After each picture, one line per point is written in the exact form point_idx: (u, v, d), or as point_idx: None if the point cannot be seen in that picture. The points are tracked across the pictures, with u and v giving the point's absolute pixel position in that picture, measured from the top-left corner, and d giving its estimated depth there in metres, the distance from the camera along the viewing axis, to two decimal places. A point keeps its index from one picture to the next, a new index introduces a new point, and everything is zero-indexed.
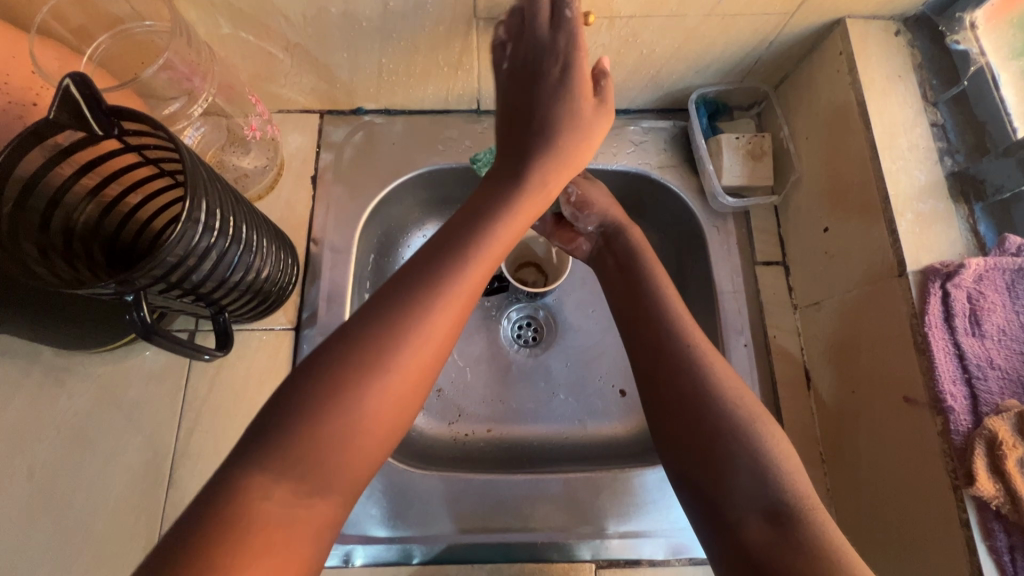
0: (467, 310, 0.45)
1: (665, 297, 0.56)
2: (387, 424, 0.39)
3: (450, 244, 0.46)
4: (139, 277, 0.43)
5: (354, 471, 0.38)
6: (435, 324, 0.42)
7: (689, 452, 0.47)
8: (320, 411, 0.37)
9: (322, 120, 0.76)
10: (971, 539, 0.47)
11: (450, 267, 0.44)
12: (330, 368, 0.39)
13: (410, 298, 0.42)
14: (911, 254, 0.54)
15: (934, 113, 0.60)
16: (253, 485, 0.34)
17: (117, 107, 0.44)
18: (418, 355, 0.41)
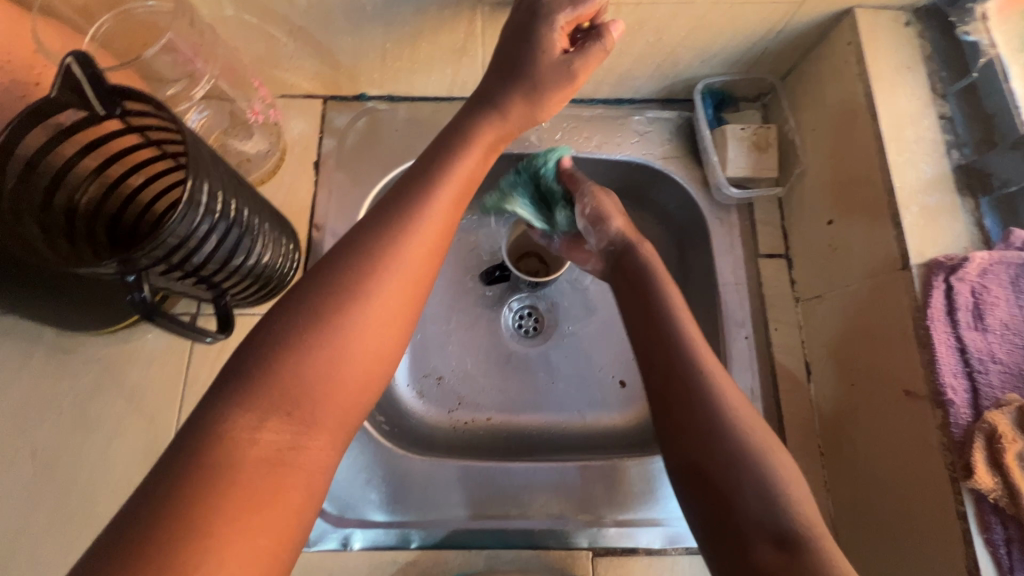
0: (436, 249, 0.47)
1: (675, 305, 0.57)
2: (376, 351, 0.42)
3: (413, 189, 0.48)
4: (141, 257, 0.43)
5: (344, 403, 0.40)
6: (414, 253, 0.45)
7: (693, 455, 0.47)
8: (308, 343, 0.39)
9: (325, 106, 0.76)
10: (967, 532, 0.47)
11: (418, 202, 0.47)
12: (316, 301, 0.41)
13: (377, 239, 0.44)
14: (916, 248, 0.54)
15: (942, 106, 0.59)
16: (244, 439, 0.36)
17: (119, 86, 0.44)
18: (388, 289, 0.43)
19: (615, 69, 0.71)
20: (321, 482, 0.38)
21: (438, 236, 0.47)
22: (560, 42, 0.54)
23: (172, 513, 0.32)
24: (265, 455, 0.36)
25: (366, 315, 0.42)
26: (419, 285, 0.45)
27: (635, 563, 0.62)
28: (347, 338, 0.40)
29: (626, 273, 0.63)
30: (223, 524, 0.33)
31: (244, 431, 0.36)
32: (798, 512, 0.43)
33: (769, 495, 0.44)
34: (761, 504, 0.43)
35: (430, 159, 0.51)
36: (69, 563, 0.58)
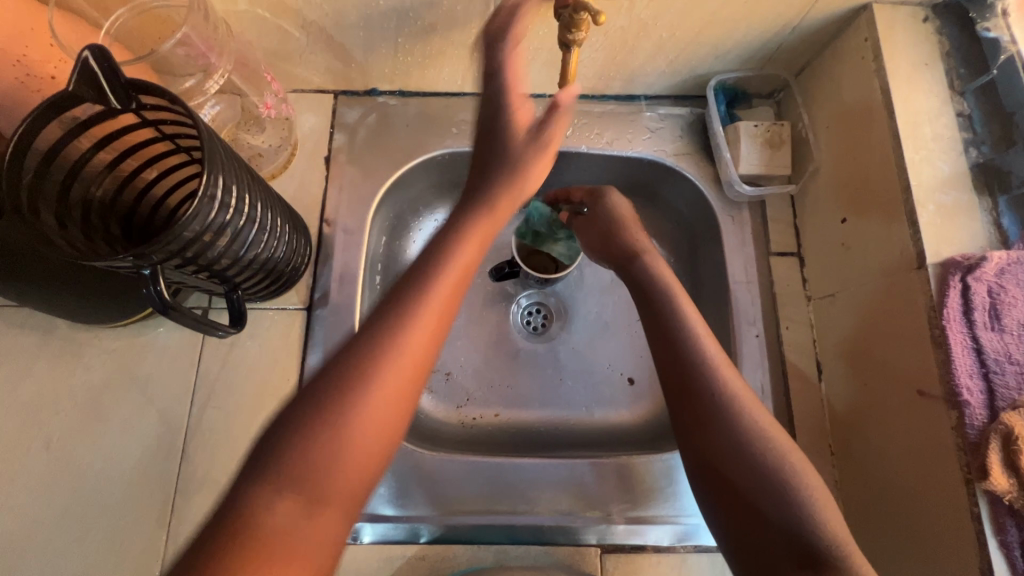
0: (445, 333, 0.43)
1: (678, 312, 0.56)
2: (382, 434, 0.39)
3: (422, 266, 0.45)
4: (155, 252, 0.43)
5: (351, 480, 0.38)
6: (422, 327, 0.42)
7: (715, 468, 0.48)
8: (312, 422, 0.38)
9: (336, 101, 0.76)
10: (982, 534, 0.47)
11: (428, 282, 0.43)
12: (324, 378, 0.40)
13: (385, 325, 0.41)
14: (932, 247, 0.53)
15: (961, 103, 0.58)
16: (255, 517, 0.35)
17: (135, 81, 0.44)
18: (392, 380, 0.40)
19: (628, 65, 0.71)
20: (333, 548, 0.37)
21: (443, 307, 0.43)
22: (522, 118, 0.50)
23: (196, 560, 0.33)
24: (274, 527, 0.35)
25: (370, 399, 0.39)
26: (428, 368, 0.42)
27: (644, 560, 0.62)
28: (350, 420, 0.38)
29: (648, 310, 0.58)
30: None
31: (257, 501, 0.35)
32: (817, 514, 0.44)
33: (786, 499, 0.44)
34: (777, 507, 0.44)
35: (440, 234, 0.47)
36: (83, 552, 0.59)
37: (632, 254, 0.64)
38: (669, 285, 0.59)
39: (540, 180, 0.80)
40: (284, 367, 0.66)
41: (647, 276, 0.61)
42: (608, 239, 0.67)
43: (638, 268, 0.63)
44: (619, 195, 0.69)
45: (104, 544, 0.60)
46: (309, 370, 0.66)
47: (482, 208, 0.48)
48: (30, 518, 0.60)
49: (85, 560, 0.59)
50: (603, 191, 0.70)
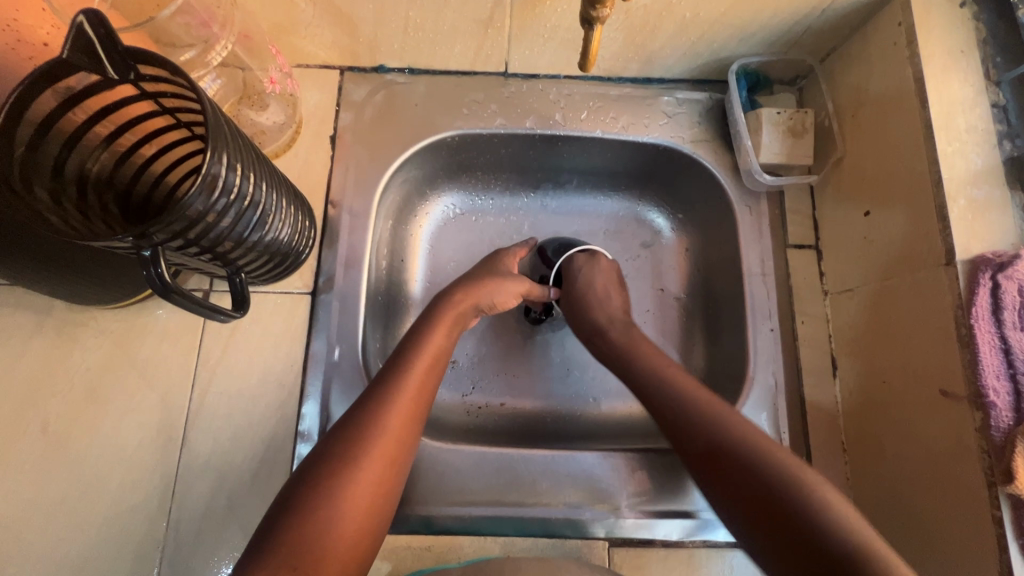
0: (419, 415, 0.52)
1: (664, 380, 0.58)
2: (368, 513, 0.46)
3: (398, 361, 0.55)
4: (156, 232, 0.41)
5: (343, 556, 0.44)
6: (397, 412, 0.50)
7: (750, 511, 0.47)
8: (310, 508, 0.44)
9: (342, 77, 0.73)
10: (1003, 537, 0.46)
11: (401, 370, 0.54)
12: (315, 469, 0.47)
13: (367, 411, 0.50)
14: (962, 243, 0.52)
15: (996, 94, 0.56)
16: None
17: (133, 48, 0.41)
18: (374, 461, 0.48)
19: (647, 47, 0.68)
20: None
21: (416, 401, 0.52)
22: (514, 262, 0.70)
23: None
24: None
25: (357, 480, 0.46)
26: (404, 446, 0.50)
27: (652, 555, 0.62)
28: (341, 509, 0.45)
29: (646, 395, 0.59)
30: None
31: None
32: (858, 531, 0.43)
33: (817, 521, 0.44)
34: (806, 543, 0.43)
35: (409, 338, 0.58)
36: (82, 537, 0.58)
37: (599, 335, 0.66)
38: (659, 364, 0.60)
39: (552, 165, 0.78)
40: (287, 353, 0.65)
41: (627, 353, 0.63)
42: (574, 312, 0.69)
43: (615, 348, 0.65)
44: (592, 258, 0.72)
45: (103, 530, 0.59)
46: (314, 356, 0.64)
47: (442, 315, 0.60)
48: (25, 502, 0.58)
49: (84, 546, 0.58)
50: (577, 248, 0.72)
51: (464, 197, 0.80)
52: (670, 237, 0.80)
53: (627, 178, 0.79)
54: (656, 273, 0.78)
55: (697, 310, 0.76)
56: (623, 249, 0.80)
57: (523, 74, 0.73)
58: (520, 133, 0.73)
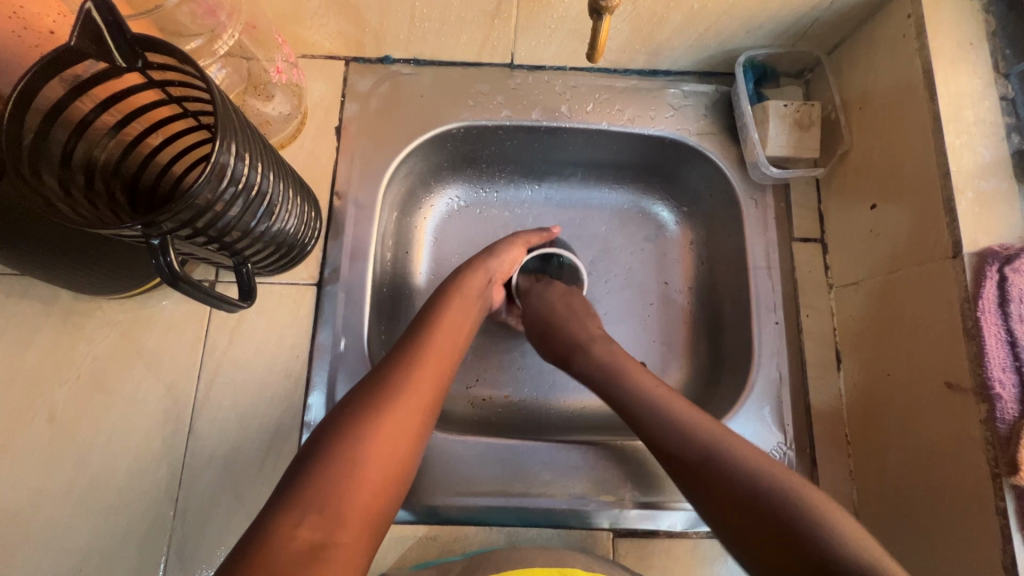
0: (445, 375, 0.52)
1: (647, 401, 0.56)
2: (394, 468, 0.45)
3: (419, 326, 0.56)
4: (165, 220, 0.41)
5: (367, 504, 0.42)
6: (424, 368, 0.51)
7: (732, 518, 0.46)
8: (336, 452, 0.43)
9: (347, 68, 0.73)
10: (1006, 528, 0.46)
11: (424, 335, 0.54)
12: (340, 421, 0.45)
13: (394, 365, 0.50)
14: (969, 235, 0.52)
15: (1005, 86, 0.56)
16: (280, 536, 0.38)
17: (141, 36, 0.42)
18: (403, 410, 0.47)
19: (654, 38, 0.68)
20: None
21: (440, 364, 0.52)
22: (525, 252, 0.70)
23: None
24: (299, 553, 0.38)
25: (387, 425, 0.45)
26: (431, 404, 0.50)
27: (655, 545, 0.62)
28: (367, 456, 0.44)
29: (630, 420, 0.56)
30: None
31: (286, 526, 0.39)
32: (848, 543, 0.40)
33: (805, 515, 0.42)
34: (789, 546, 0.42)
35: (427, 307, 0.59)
36: (89, 525, 0.58)
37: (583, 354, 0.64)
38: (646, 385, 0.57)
39: (556, 157, 0.77)
40: (293, 343, 0.65)
41: (610, 373, 0.60)
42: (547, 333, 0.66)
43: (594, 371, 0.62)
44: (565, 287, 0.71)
45: (110, 518, 0.59)
46: (320, 347, 0.65)
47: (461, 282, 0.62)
48: (33, 490, 0.59)
49: (91, 533, 0.58)
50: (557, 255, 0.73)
51: (469, 189, 0.80)
52: (675, 231, 0.80)
53: (632, 171, 0.79)
54: (660, 266, 0.78)
55: (701, 303, 0.76)
56: (627, 242, 0.80)
57: (529, 65, 0.73)
58: (525, 125, 0.72)
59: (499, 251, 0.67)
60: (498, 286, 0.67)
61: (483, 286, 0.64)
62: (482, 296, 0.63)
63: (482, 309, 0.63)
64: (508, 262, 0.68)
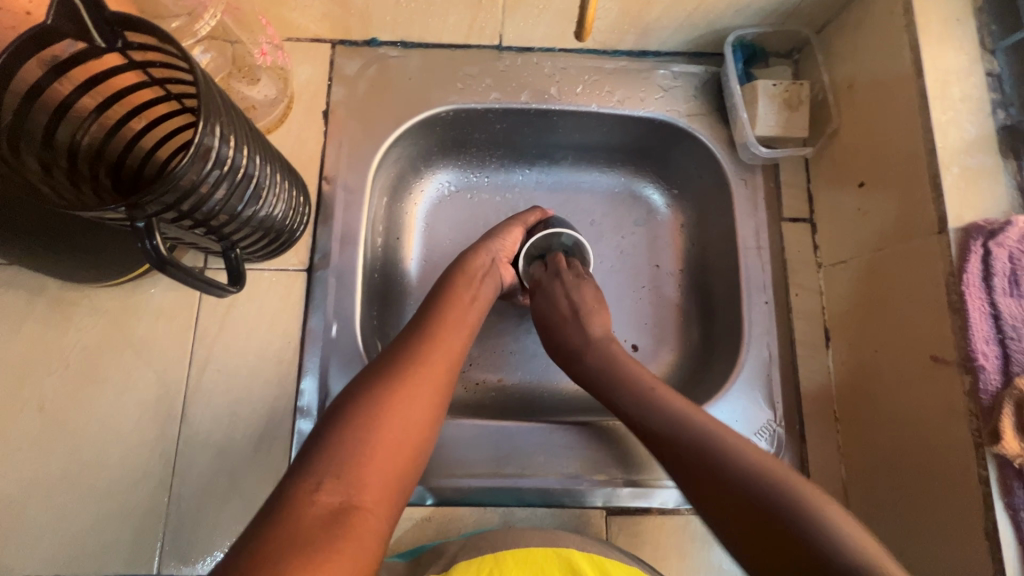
0: (461, 345, 0.53)
1: (720, 454, 0.48)
2: (410, 438, 0.45)
3: (430, 302, 0.57)
4: (150, 202, 0.40)
5: (387, 470, 0.42)
6: (439, 341, 0.52)
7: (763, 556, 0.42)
8: (350, 420, 0.43)
9: (334, 51, 0.72)
10: (988, 496, 0.48)
11: (437, 312, 0.55)
12: (358, 389, 0.46)
13: (410, 339, 0.51)
14: (954, 210, 0.52)
15: (990, 62, 0.56)
16: (304, 501, 0.38)
17: (119, 15, 0.41)
18: (423, 376, 0.48)
19: (643, 17, 0.68)
20: (377, 541, 0.39)
21: (455, 336, 0.53)
22: (526, 225, 0.70)
23: (247, 553, 0.35)
24: (322, 515, 0.38)
25: (404, 392, 0.46)
26: (448, 371, 0.50)
27: (648, 522, 0.63)
28: (381, 422, 0.43)
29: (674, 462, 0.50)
30: (310, 540, 0.36)
31: (306, 491, 0.39)
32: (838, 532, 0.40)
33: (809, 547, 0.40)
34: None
35: (439, 285, 0.59)
36: (83, 513, 0.58)
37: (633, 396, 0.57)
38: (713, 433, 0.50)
39: (546, 140, 0.77)
40: (285, 329, 0.64)
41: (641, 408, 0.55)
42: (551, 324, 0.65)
43: (631, 406, 0.56)
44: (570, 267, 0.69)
45: (105, 506, 0.59)
46: (311, 332, 0.64)
47: (472, 260, 0.62)
48: (24, 480, 0.58)
49: (86, 521, 0.58)
50: (552, 225, 0.70)
51: (459, 173, 0.79)
52: (665, 214, 0.80)
53: (624, 154, 0.79)
54: (652, 249, 0.79)
55: (692, 284, 0.77)
56: (619, 226, 0.80)
57: (518, 47, 0.73)
58: (515, 108, 0.72)
59: (500, 232, 0.67)
60: (505, 265, 0.66)
61: (489, 264, 0.64)
62: (489, 275, 0.63)
63: (492, 285, 0.63)
64: (511, 242, 0.67)
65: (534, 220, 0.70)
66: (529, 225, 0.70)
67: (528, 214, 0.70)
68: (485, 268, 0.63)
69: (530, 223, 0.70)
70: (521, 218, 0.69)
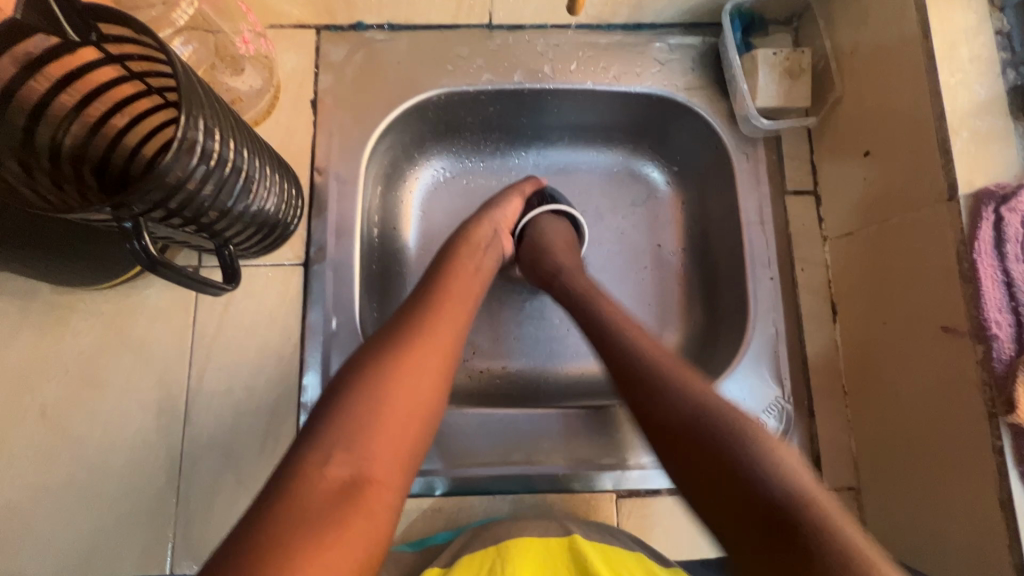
0: (464, 315, 0.52)
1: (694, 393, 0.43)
2: (419, 408, 0.43)
3: (431, 273, 0.55)
4: (136, 201, 0.39)
5: (394, 445, 0.41)
6: (444, 310, 0.50)
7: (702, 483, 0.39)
8: (352, 396, 0.42)
9: (319, 37, 0.70)
10: (1003, 466, 0.47)
11: (441, 283, 0.53)
12: (362, 359, 0.44)
13: (415, 308, 0.50)
14: (964, 176, 0.51)
15: (999, 20, 0.54)
16: (314, 474, 0.37)
17: (89, 6, 0.39)
18: (427, 345, 0.46)
19: None
20: (389, 515, 0.39)
21: (459, 307, 0.52)
22: (523, 195, 0.68)
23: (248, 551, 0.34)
24: (332, 489, 0.37)
25: (405, 366, 0.44)
26: (453, 341, 0.48)
27: (659, 504, 0.63)
28: (385, 398, 0.42)
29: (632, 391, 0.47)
30: (317, 516, 0.36)
31: (316, 462, 0.38)
32: (788, 476, 0.37)
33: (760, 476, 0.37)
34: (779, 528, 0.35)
35: (441, 256, 0.58)
36: (91, 517, 0.58)
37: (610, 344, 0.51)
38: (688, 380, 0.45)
39: (541, 121, 0.75)
40: (284, 325, 0.64)
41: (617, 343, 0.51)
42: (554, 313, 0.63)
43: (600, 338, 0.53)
44: (563, 229, 0.67)
45: (113, 509, 0.59)
46: (311, 327, 0.64)
47: (472, 230, 0.61)
48: (31, 486, 0.58)
49: (96, 526, 0.58)
50: (552, 202, 0.69)
51: (454, 158, 0.77)
52: (665, 192, 0.78)
53: (622, 131, 0.77)
54: (653, 228, 0.77)
55: (694, 262, 0.76)
56: (617, 205, 0.78)
57: (509, 25, 0.71)
58: (508, 89, 0.70)
59: (500, 203, 0.66)
60: (506, 235, 0.65)
61: (489, 232, 0.63)
62: (491, 245, 0.62)
63: (495, 254, 0.62)
64: (512, 212, 0.66)
65: (532, 191, 0.70)
66: (527, 194, 0.69)
67: (527, 183, 0.70)
68: (484, 235, 0.62)
69: (529, 194, 0.69)
70: (517, 188, 0.69)
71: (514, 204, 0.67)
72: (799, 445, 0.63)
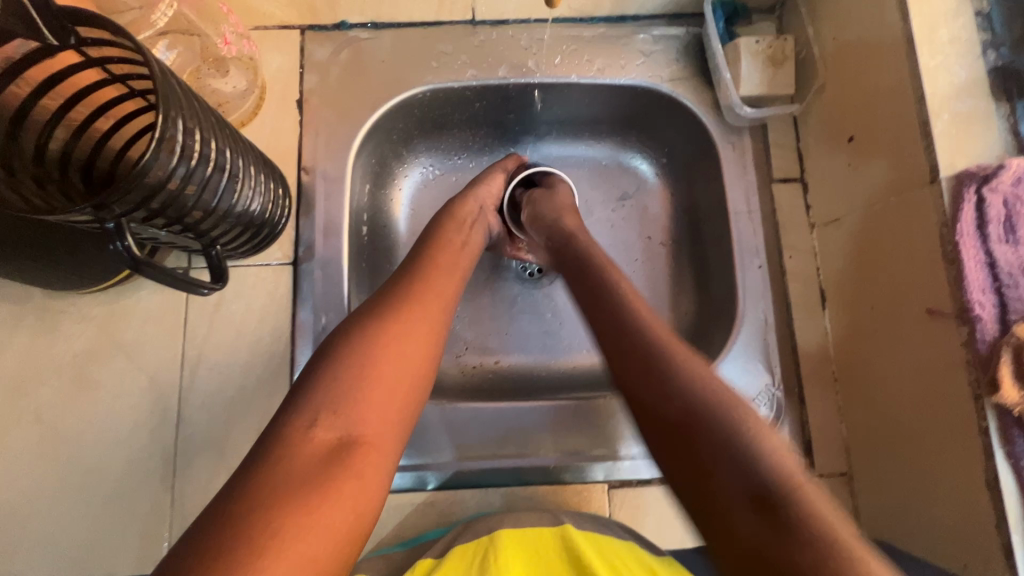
0: (450, 279, 0.52)
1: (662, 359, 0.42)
2: (411, 373, 0.44)
3: (417, 249, 0.55)
4: (116, 202, 0.40)
5: (383, 412, 0.41)
6: (432, 278, 0.50)
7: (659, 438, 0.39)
8: (338, 367, 0.42)
9: (304, 37, 0.70)
10: (988, 446, 0.47)
11: (431, 259, 0.53)
12: (349, 329, 0.44)
13: (405, 275, 0.50)
14: (946, 159, 0.50)
15: (979, 1, 0.53)
16: (301, 438, 0.38)
17: (68, 8, 0.40)
18: (416, 311, 0.47)
19: None
20: (382, 478, 0.39)
21: (447, 275, 0.52)
22: (507, 171, 0.69)
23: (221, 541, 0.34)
24: (321, 452, 0.38)
25: (389, 343, 0.44)
26: (442, 307, 0.49)
27: (649, 493, 0.63)
28: (370, 368, 0.42)
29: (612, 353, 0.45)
30: (306, 479, 0.36)
31: (303, 426, 0.39)
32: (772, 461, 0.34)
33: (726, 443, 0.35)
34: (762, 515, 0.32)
35: (428, 231, 0.58)
36: (87, 518, 0.59)
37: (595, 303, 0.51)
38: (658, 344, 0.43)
39: (529, 116, 0.75)
40: (273, 324, 0.64)
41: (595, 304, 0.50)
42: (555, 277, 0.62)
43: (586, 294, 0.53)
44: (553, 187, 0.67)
45: (108, 509, 0.59)
46: (301, 326, 0.64)
47: (457, 205, 0.62)
48: (28, 489, 0.59)
49: (92, 526, 0.59)
50: (534, 168, 0.70)
51: (442, 156, 0.78)
52: (654, 183, 0.78)
53: (611, 124, 0.77)
54: (642, 220, 0.77)
55: (683, 253, 0.76)
56: (607, 198, 0.78)
57: (492, 19, 0.71)
58: (493, 84, 0.70)
59: (484, 178, 0.67)
60: (493, 212, 0.65)
61: (472, 207, 0.63)
62: (477, 222, 0.62)
63: (480, 230, 0.62)
64: (497, 187, 0.67)
65: (515, 167, 0.71)
66: (510, 170, 0.70)
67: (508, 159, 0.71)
68: (469, 209, 0.62)
69: (513, 169, 0.70)
70: (499, 164, 0.70)
71: (497, 178, 0.68)
72: (789, 432, 0.64)
